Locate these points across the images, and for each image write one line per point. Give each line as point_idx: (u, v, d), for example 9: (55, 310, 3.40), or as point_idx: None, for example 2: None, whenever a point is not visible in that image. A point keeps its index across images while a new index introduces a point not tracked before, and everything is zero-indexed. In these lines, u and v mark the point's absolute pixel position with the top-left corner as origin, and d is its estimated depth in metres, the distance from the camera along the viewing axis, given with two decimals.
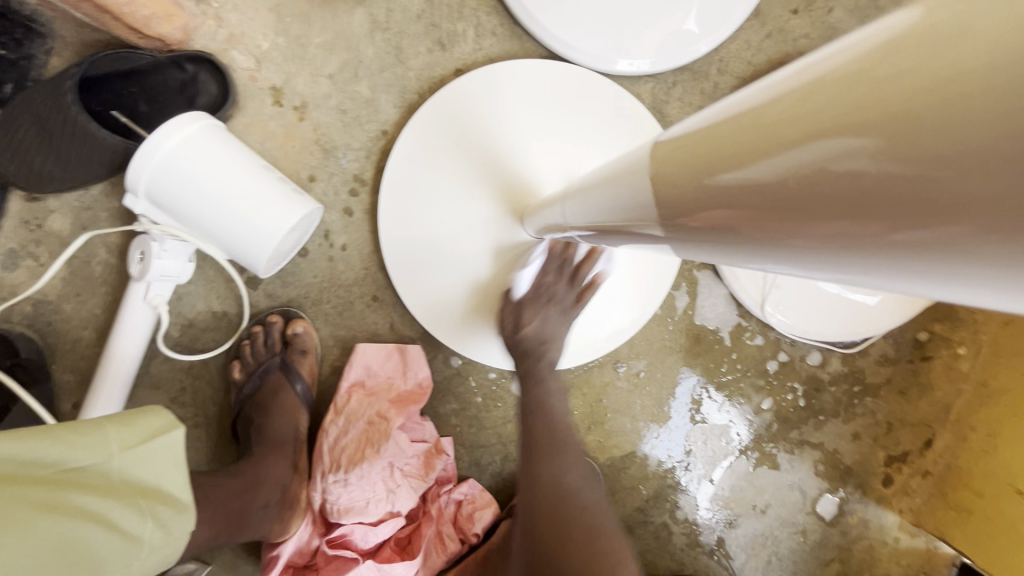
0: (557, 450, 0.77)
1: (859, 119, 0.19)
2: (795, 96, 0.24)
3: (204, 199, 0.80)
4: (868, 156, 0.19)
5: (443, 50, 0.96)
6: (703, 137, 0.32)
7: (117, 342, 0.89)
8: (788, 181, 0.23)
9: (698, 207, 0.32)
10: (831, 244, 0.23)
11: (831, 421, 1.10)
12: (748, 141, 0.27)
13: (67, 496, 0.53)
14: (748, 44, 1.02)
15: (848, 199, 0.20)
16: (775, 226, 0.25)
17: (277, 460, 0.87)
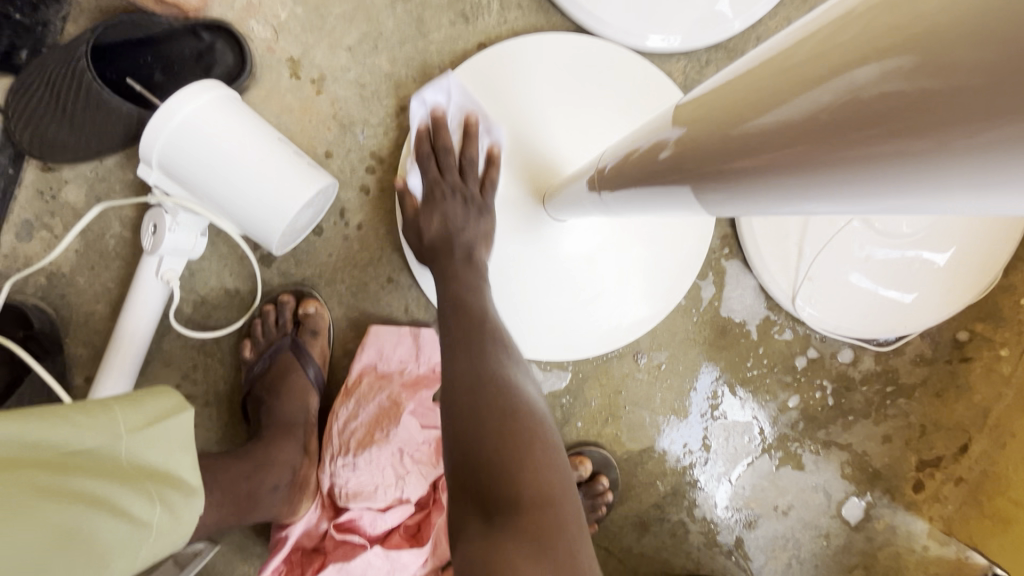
0: (475, 341, 0.66)
1: (879, 44, 0.18)
2: (820, 32, 0.22)
3: (218, 172, 0.78)
4: (902, 77, 0.17)
5: (467, 23, 0.92)
6: (720, 97, 0.31)
7: (129, 317, 0.87)
8: (814, 120, 0.21)
9: (726, 159, 0.30)
10: (858, 182, 0.21)
11: (861, 422, 1.05)
12: (771, 87, 0.25)
13: (78, 480, 0.51)
14: (788, 21, 0.97)
15: (870, 129, 0.19)
16: (798, 172, 0.24)
17: (286, 442, 0.85)
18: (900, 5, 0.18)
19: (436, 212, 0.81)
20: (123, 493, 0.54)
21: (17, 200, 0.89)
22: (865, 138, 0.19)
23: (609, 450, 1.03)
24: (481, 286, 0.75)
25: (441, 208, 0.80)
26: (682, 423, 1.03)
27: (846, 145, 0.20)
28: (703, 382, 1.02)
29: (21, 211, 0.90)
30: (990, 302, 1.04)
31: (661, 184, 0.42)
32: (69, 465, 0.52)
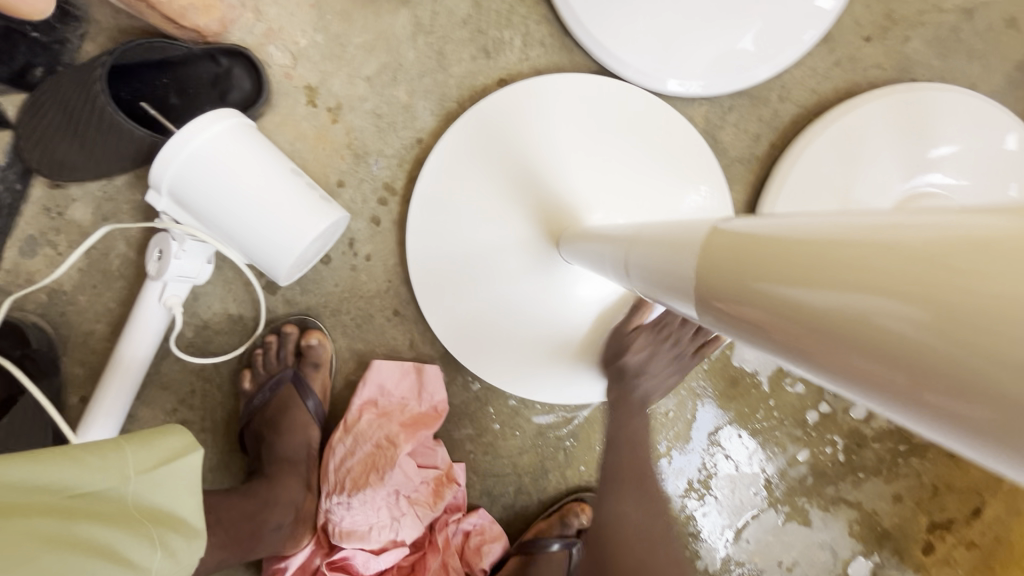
0: (637, 484, 0.78)
1: (906, 293, 0.21)
2: (841, 239, 0.25)
3: (230, 203, 0.76)
4: (913, 326, 0.21)
5: (488, 58, 0.91)
6: (734, 244, 0.33)
7: (129, 342, 0.85)
8: (822, 316, 0.25)
9: (726, 301, 0.33)
10: (851, 377, 0.25)
11: (871, 480, 1.02)
12: (780, 263, 0.28)
13: (77, 525, 0.49)
14: (814, 71, 0.96)
15: (885, 357, 0.22)
16: (798, 347, 0.27)
17: (290, 479, 0.85)
18: (931, 269, 0.21)
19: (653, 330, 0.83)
20: (121, 539, 0.51)
21: (22, 215, 0.88)
22: (874, 357, 0.22)
23: None
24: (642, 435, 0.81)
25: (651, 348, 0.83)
26: (679, 451, 1.00)
27: (857, 355, 0.23)
28: (704, 417, 0.99)
29: (25, 227, 0.88)
30: None
31: (672, 284, 0.42)
32: (69, 510, 0.50)
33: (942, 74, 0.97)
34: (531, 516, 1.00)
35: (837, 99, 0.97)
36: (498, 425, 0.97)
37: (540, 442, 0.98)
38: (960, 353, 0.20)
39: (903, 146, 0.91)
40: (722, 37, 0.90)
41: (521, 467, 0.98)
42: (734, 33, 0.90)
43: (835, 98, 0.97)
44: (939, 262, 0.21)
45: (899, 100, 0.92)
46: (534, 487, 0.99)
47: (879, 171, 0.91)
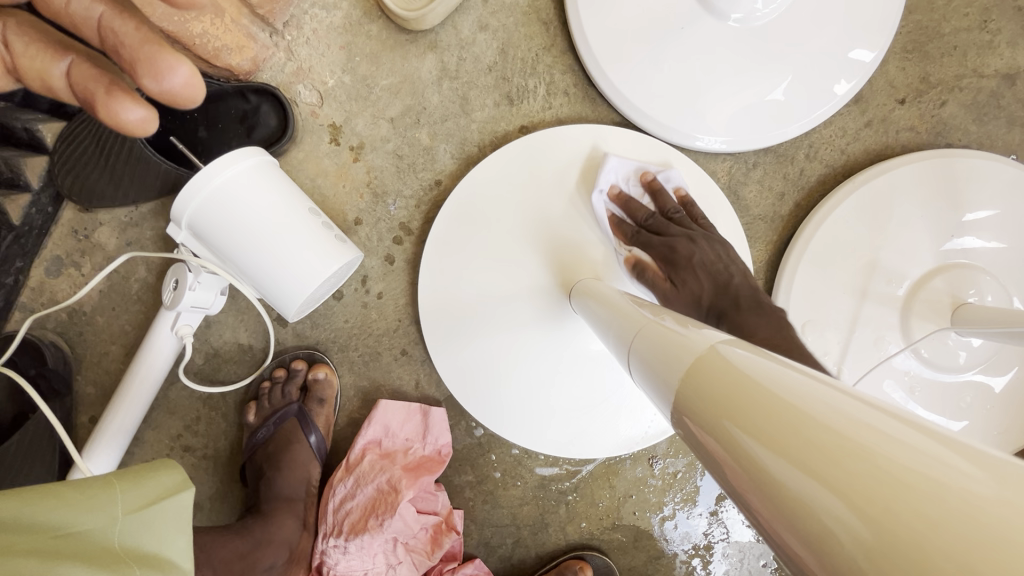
0: None
1: (851, 499, 0.21)
2: (815, 416, 0.24)
3: (249, 240, 0.77)
4: (857, 542, 0.20)
5: (511, 105, 0.92)
6: (708, 369, 0.32)
7: (140, 367, 0.86)
8: (775, 486, 0.24)
9: (692, 420, 0.32)
10: (783, 542, 0.25)
11: None
12: (749, 412, 0.27)
13: (51, 565, 0.46)
14: (844, 131, 0.93)
15: (814, 544, 0.22)
16: (746, 497, 0.27)
17: (287, 518, 0.84)
18: (883, 487, 0.20)
19: (696, 270, 0.74)
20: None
21: (51, 237, 0.90)
22: (806, 539, 0.23)
23: (613, 557, 0.97)
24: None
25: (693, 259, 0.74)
26: (682, 511, 0.97)
27: (794, 532, 0.23)
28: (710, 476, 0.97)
29: (53, 248, 0.91)
30: None
31: (648, 379, 0.41)
32: (50, 549, 0.47)
33: (979, 140, 0.94)
34: (528, 571, 0.96)
35: (867, 161, 0.94)
36: (500, 474, 0.95)
37: (541, 494, 0.96)
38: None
39: (934, 214, 0.88)
40: (749, 94, 0.88)
41: (520, 519, 0.96)
42: (761, 90, 0.88)
43: (865, 160, 0.94)
44: (892, 483, 0.20)
45: (932, 166, 0.88)
46: (533, 541, 0.96)
47: (908, 238, 0.88)
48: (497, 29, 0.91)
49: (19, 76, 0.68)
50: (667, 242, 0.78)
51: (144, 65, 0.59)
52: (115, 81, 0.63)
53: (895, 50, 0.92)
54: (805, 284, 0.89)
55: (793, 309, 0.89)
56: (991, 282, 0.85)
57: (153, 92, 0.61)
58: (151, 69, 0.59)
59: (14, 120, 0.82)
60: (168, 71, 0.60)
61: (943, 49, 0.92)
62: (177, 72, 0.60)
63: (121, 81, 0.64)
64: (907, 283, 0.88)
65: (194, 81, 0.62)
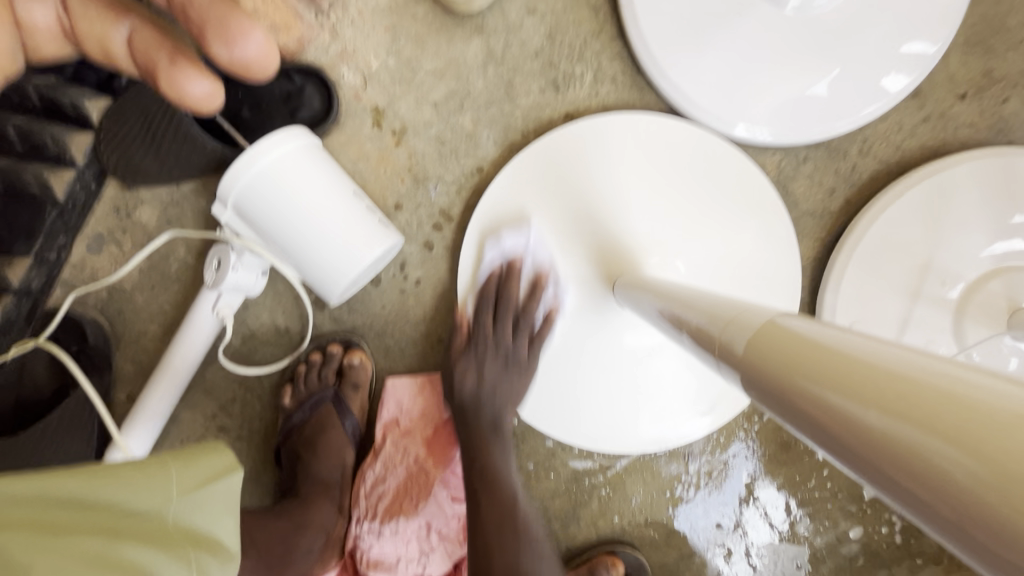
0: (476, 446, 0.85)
1: (956, 437, 0.21)
2: (908, 371, 0.25)
3: (294, 222, 0.76)
4: (966, 473, 0.21)
5: (557, 92, 0.90)
6: (789, 345, 0.34)
7: (180, 346, 0.87)
8: (876, 437, 0.25)
9: (782, 394, 0.33)
10: (901, 501, 0.25)
11: (929, 567, 0.95)
12: (839, 375, 0.28)
13: (114, 544, 0.45)
14: (899, 126, 0.91)
15: (930, 491, 0.22)
16: (846, 457, 0.27)
17: (324, 503, 0.84)
18: (977, 419, 0.21)
19: (473, 360, 0.85)
20: (156, 561, 0.46)
21: (93, 214, 0.91)
22: (919, 488, 0.23)
23: (645, 553, 0.96)
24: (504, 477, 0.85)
25: (476, 361, 0.85)
26: (714, 509, 0.96)
27: (904, 480, 0.23)
28: (745, 474, 0.95)
29: (95, 225, 0.91)
30: None
31: (729, 367, 0.42)
32: (108, 529, 0.46)
33: None
34: None
35: (922, 158, 0.91)
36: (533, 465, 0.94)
37: (574, 487, 0.95)
38: (1004, 506, 0.19)
39: (993, 215, 0.85)
40: (802, 85, 0.86)
41: (552, 511, 0.95)
42: (816, 80, 0.86)
43: (920, 157, 0.91)
44: (985, 416, 0.21)
45: (992, 164, 0.85)
46: (564, 534, 0.95)
47: (965, 239, 0.85)
48: (546, 13, 0.89)
49: (74, 43, 0.67)
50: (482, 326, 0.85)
51: (215, 30, 0.60)
52: (179, 51, 0.65)
53: (957, 43, 0.89)
54: (854, 283, 0.87)
55: (840, 307, 0.87)
56: None
57: (222, 60, 0.62)
58: (223, 35, 0.60)
59: (63, 96, 0.83)
60: (242, 38, 0.60)
61: (1008, 43, 0.89)
62: (250, 39, 0.61)
63: (182, 48, 0.66)
64: (961, 285, 0.85)
65: (267, 49, 0.62)
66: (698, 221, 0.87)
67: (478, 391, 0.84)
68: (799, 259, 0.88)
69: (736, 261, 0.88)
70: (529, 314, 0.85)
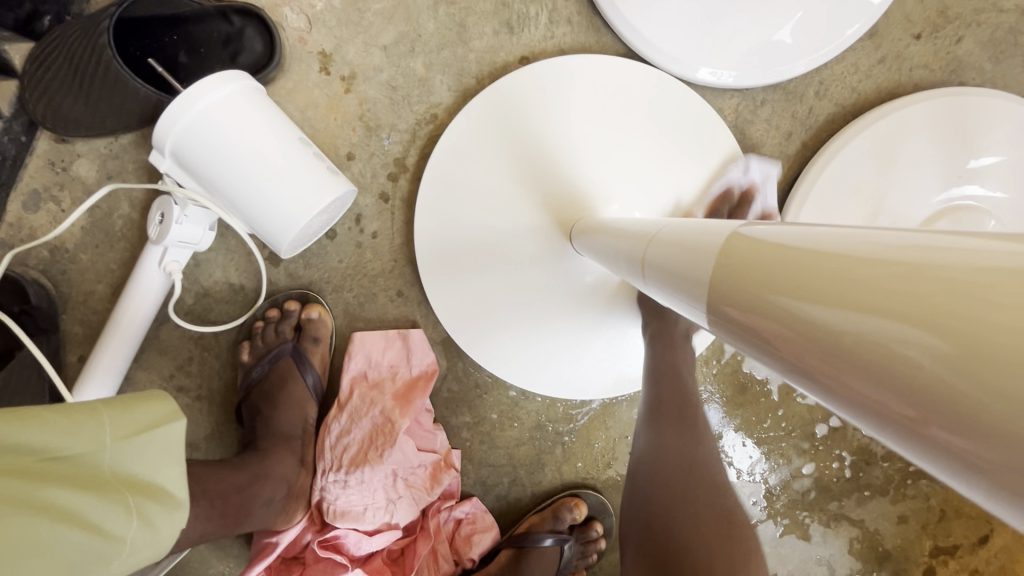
0: (687, 421, 0.71)
1: (923, 320, 0.20)
2: (865, 254, 0.24)
3: (238, 169, 0.74)
4: (929, 357, 0.20)
5: (511, 33, 0.87)
6: (742, 253, 0.32)
7: (128, 304, 0.84)
8: (832, 334, 0.23)
9: (735, 305, 0.31)
10: (853, 401, 0.24)
11: (877, 498, 0.99)
12: (794, 274, 0.26)
13: (40, 486, 0.46)
14: (856, 68, 0.90)
15: (894, 386, 0.21)
16: (800, 362, 0.26)
17: (284, 455, 0.84)
18: (943, 294, 0.20)
19: None
20: (86, 504, 0.48)
21: (26, 169, 0.86)
22: (886, 383, 0.21)
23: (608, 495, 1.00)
24: (686, 371, 0.77)
25: None
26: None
27: (860, 378, 0.22)
28: (705, 417, 0.97)
29: (29, 180, 0.86)
30: None
31: (681, 294, 0.40)
32: (33, 474, 0.46)
33: (993, 80, 0.92)
34: (523, 509, 0.99)
35: (879, 100, 0.91)
36: (497, 415, 0.96)
37: (538, 434, 0.97)
38: (979, 392, 0.18)
39: (944, 157, 0.86)
40: (759, 23, 0.84)
41: (517, 459, 0.97)
42: (772, 20, 0.84)
43: (877, 99, 0.91)
44: (950, 289, 0.20)
45: (944, 104, 0.86)
46: (529, 480, 0.98)
47: (916, 181, 0.86)
48: None
49: None
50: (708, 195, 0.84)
51: None
52: None
53: None
54: (808, 224, 0.88)
55: None
56: (995, 227, 0.86)
57: None
58: None
59: None
60: None
61: None
62: None
63: None
64: (910, 226, 0.87)
65: None
66: (657, 167, 0.86)
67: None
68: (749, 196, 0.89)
69: (695, 206, 0.88)
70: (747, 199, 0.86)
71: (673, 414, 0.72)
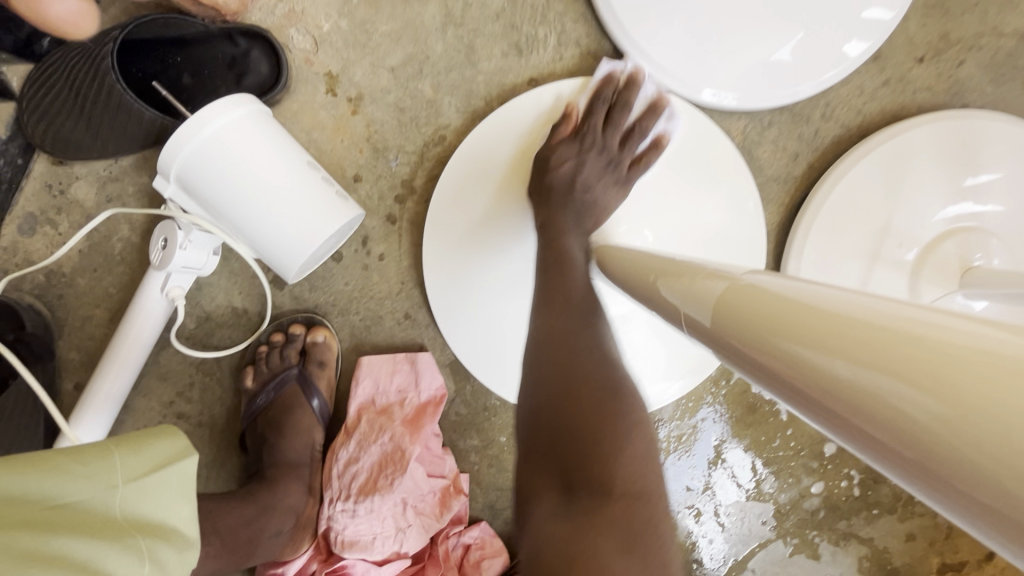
0: (586, 311, 0.62)
1: (916, 377, 0.20)
2: (865, 311, 0.24)
3: (245, 195, 0.72)
4: (922, 414, 0.19)
5: (520, 56, 0.87)
6: (752, 300, 0.32)
7: (129, 330, 0.82)
8: (829, 382, 0.23)
9: (744, 348, 0.31)
10: (863, 448, 0.23)
11: (885, 517, 0.99)
12: (798, 322, 0.27)
13: (49, 537, 0.44)
14: (861, 90, 0.91)
15: (893, 439, 0.21)
16: (808, 407, 0.26)
17: (292, 485, 0.82)
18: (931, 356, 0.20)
19: (572, 155, 0.79)
20: (99, 549, 0.46)
21: (23, 192, 0.84)
22: (880, 433, 0.21)
23: None
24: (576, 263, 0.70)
25: (581, 157, 0.79)
26: (684, 471, 0.98)
27: (862, 426, 0.22)
28: (713, 437, 0.97)
29: (25, 204, 0.84)
30: None
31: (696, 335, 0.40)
32: (43, 521, 0.45)
33: (994, 103, 0.93)
34: None
35: (882, 122, 0.92)
36: (505, 438, 0.94)
37: None
38: (969, 448, 0.18)
39: (948, 178, 0.87)
40: (766, 49, 0.85)
41: None
42: (777, 40, 0.85)
43: (881, 120, 0.92)
44: (942, 350, 0.20)
45: (947, 127, 0.87)
46: None
47: (922, 202, 0.87)
48: None
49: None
50: (589, 125, 0.81)
51: None
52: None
53: (916, 6, 0.89)
54: (817, 246, 0.88)
55: (802, 270, 0.89)
56: (998, 245, 0.86)
57: None
58: None
59: None
60: None
61: (963, 6, 0.90)
62: None
63: None
64: (917, 247, 0.87)
65: None
66: (665, 189, 0.87)
67: (573, 178, 0.78)
68: (755, 215, 0.88)
69: (704, 227, 0.88)
70: (636, 132, 0.83)
71: (568, 302, 0.63)
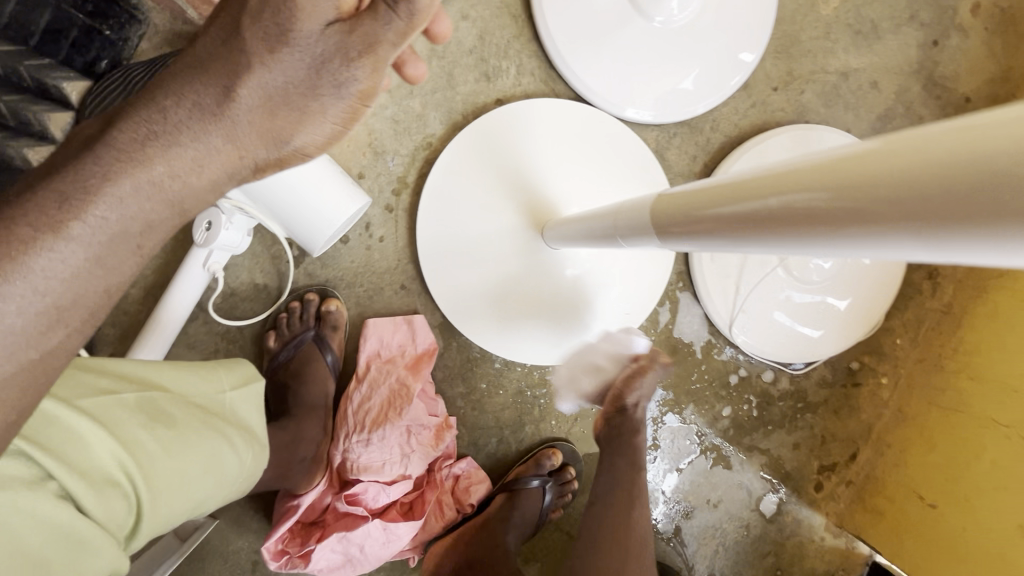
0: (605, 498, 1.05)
1: (816, 181, 0.34)
2: (786, 165, 0.38)
3: (281, 184, 0.91)
4: (819, 199, 0.33)
5: (488, 81, 1.13)
6: (724, 189, 0.47)
7: (170, 300, 0.97)
8: (778, 207, 0.38)
9: (730, 219, 0.45)
10: (808, 237, 0.36)
11: (777, 430, 1.29)
12: (756, 186, 0.41)
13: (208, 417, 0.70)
14: (736, 110, 1.24)
15: (814, 222, 0.34)
16: (773, 231, 0.40)
17: (314, 421, 1.00)
18: (819, 168, 0.34)
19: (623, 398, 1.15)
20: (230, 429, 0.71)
21: None
22: (806, 219, 0.35)
23: (577, 446, 1.22)
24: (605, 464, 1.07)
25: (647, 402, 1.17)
26: None
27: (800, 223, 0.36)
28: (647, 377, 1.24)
29: None
30: (877, 340, 1.31)
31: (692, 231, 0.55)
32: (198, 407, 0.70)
33: (828, 119, 1.28)
34: (509, 463, 1.19)
35: (754, 133, 1.26)
36: (485, 384, 1.16)
37: (520, 399, 1.18)
38: (843, 203, 0.32)
39: None
40: (671, 81, 1.15)
41: (502, 421, 1.17)
42: (675, 73, 1.14)
43: (752, 131, 1.25)
44: (823, 164, 0.34)
45: (795, 135, 1.20)
46: (513, 439, 1.18)
47: None
48: (476, 19, 1.12)
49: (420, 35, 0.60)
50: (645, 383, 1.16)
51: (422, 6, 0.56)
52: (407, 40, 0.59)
53: (769, 51, 1.24)
54: None
55: None
56: None
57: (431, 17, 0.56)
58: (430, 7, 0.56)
59: (46, 78, 0.91)
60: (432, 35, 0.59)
61: (802, 52, 1.26)
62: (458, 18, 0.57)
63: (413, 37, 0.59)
64: None
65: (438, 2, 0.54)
66: (602, 180, 1.13)
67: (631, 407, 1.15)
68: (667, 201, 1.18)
69: None
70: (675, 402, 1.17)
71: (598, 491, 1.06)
